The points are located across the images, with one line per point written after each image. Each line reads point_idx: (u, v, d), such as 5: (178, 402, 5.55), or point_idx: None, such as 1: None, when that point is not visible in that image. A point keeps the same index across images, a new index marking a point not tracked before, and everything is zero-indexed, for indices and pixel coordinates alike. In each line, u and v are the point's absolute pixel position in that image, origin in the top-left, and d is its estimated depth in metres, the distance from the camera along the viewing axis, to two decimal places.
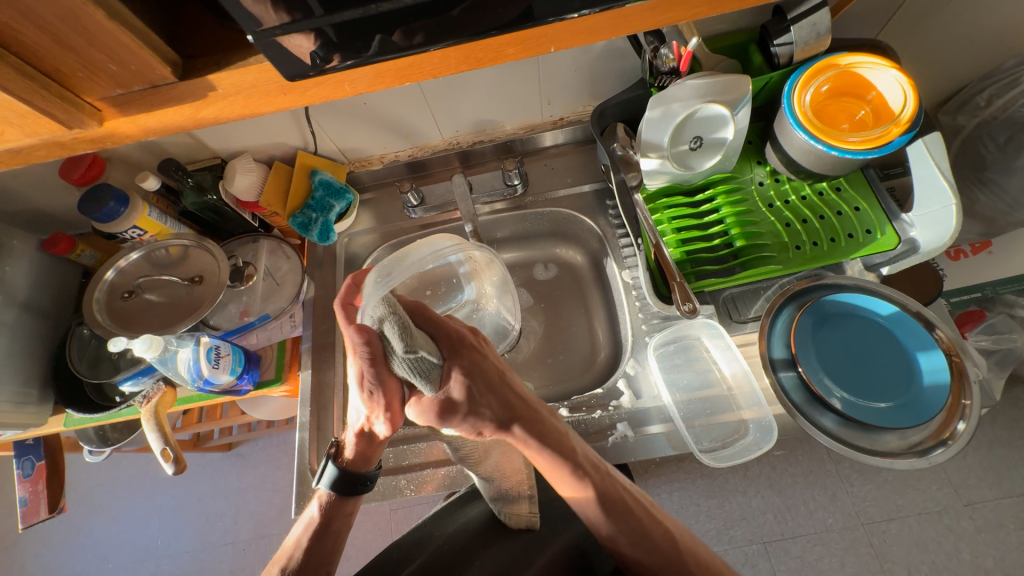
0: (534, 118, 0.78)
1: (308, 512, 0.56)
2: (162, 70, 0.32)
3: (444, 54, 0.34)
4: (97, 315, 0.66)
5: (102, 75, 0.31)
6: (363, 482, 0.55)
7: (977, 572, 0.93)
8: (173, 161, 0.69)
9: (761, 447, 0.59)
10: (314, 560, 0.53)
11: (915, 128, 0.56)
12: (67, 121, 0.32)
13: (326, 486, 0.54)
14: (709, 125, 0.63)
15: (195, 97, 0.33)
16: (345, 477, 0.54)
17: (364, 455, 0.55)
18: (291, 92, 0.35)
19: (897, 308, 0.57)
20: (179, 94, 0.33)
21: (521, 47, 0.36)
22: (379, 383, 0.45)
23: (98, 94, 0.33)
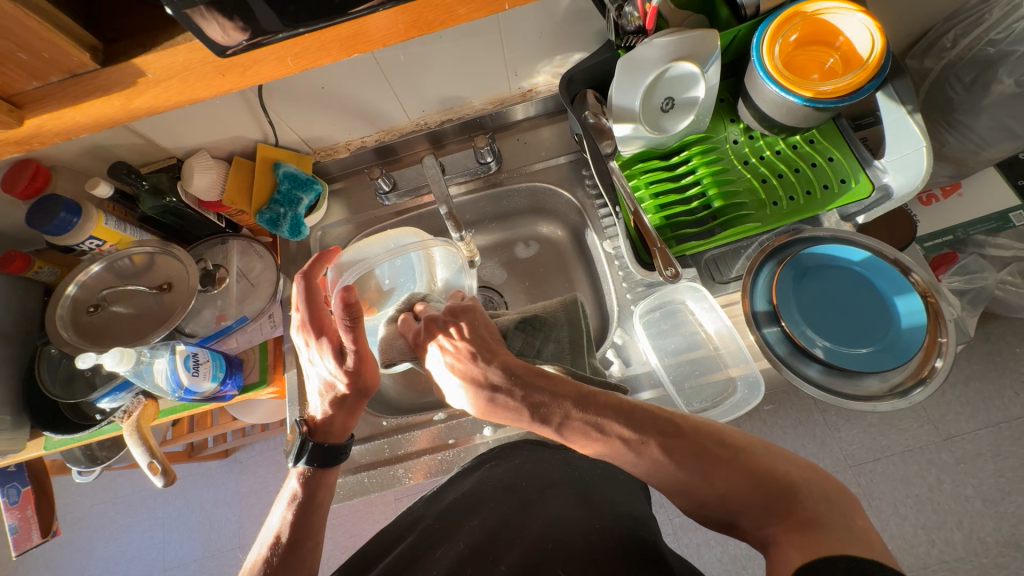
0: (502, 91, 0.76)
1: (289, 487, 0.56)
2: (79, 56, 0.29)
3: (391, 17, 0.32)
4: (63, 333, 0.63)
5: (14, 66, 0.28)
6: (339, 450, 0.58)
7: (958, 500, 0.98)
8: (124, 164, 0.65)
9: (749, 403, 0.60)
10: (301, 535, 0.53)
11: (883, 72, 0.55)
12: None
13: (303, 463, 0.56)
14: (680, 85, 0.62)
15: (122, 86, 0.30)
16: (323, 449, 0.57)
17: (337, 425, 0.59)
18: (230, 73, 0.32)
19: (874, 256, 0.59)
20: (102, 83, 0.30)
21: (474, 6, 0.32)
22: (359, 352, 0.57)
23: (13, 89, 0.30)
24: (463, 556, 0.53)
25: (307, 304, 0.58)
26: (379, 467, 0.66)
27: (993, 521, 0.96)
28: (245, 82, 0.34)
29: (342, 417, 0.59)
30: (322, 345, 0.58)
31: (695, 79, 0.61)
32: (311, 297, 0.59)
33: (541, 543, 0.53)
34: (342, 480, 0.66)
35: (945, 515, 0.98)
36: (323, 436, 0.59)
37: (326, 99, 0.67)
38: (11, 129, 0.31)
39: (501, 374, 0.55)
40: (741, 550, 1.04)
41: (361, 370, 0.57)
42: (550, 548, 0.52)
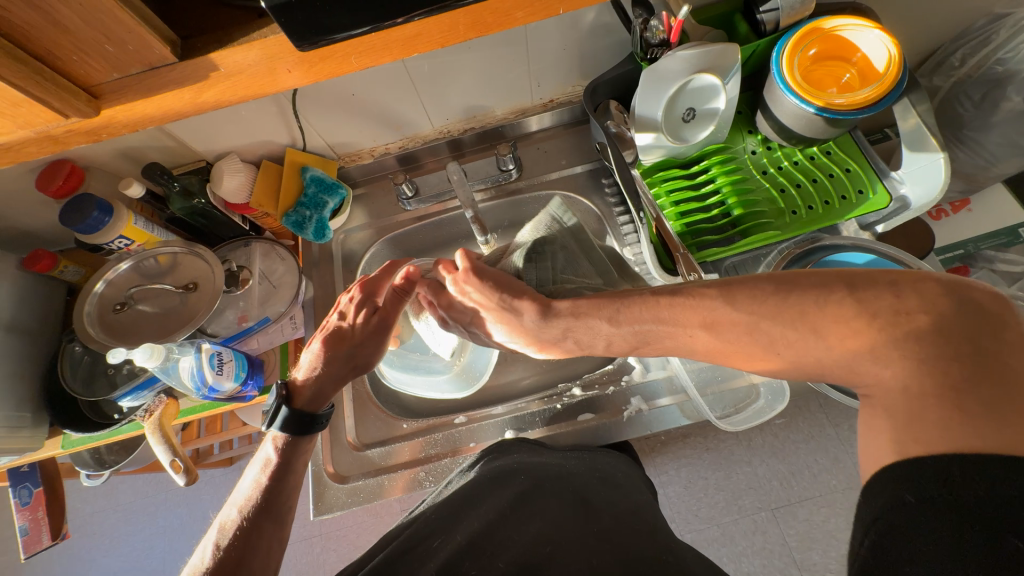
0: (524, 102, 0.78)
1: (263, 455, 0.55)
2: (162, 49, 0.30)
3: (454, 19, 0.33)
4: (90, 330, 0.63)
5: (97, 58, 0.29)
6: (318, 420, 0.56)
7: None
8: (158, 166, 0.67)
9: (773, 410, 0.61)
10: (275, 502, 0.51)
11: (901, 85, 0.57)
12: (62, 110, 0.30)
13: (279, 429, 0.55)
14: (702, 96, 0.63)
15: (195, 80, 0.32)
16: (297, 417, 0.55)
17: (319, 394, 0.59)
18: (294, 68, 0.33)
19: (894, 264, 0.60)
20: (179, 76, 0.31)
21: (530, 10, 0.34)
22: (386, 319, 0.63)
23: (93, 79, 0.31)
24: (460, 550, 0.51)
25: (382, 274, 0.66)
26: (397, 470, 0.65)
27: None
28: (307, 78, 0.34)
29: (328, 384, 0.60)
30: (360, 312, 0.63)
31: (716, 90, 0.63)
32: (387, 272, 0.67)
33: (539, 540, 0.54)
34: (361, 483, 0.65)
35: None
36: (302, 403, 0.58)
37: (355, 105, 0.69)
38: (86, 118, 0.32)
39: (537, 320, 0.58)
40: (755, 567, 1.01)
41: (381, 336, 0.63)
42: (549, 549, 0.53)
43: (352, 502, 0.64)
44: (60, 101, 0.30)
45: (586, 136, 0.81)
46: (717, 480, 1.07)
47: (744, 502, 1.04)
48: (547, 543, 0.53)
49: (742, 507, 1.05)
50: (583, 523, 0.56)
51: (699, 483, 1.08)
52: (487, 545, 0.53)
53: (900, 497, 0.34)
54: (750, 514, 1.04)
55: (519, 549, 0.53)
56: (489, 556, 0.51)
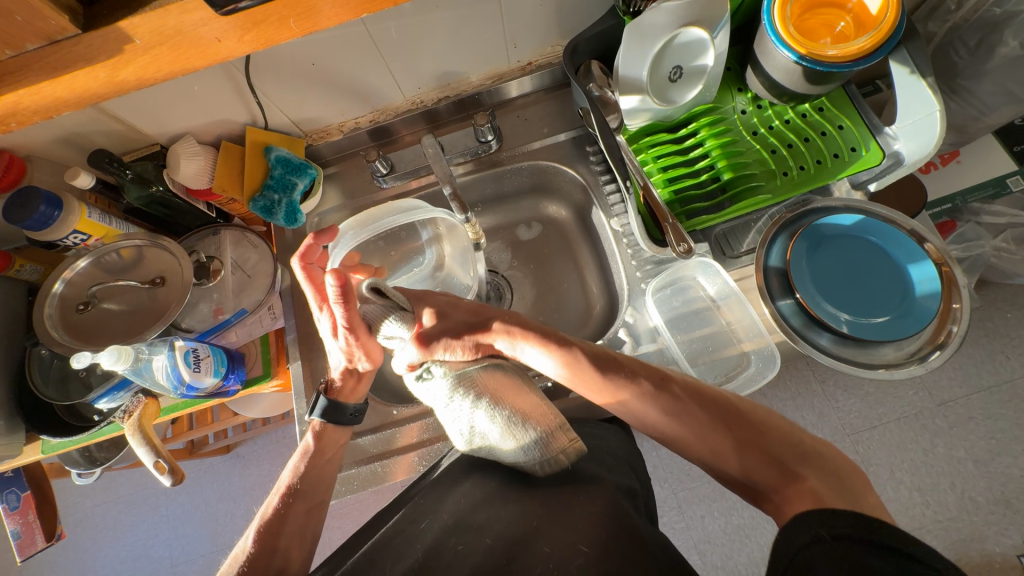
0: (501, 65, 0.73)
1: (302, 442, 0.58)
2: (57, 20, 0.26)
3: None
4: (53, 333, 0.60)
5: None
6: (350, 414, 0.59)
7: (951, 463, 0.99)
8: (105, 151, 0.61)
9: (764, 376, 0.60)
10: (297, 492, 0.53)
11: (898, 33, 0.53)
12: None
13: (318, 416, 0.58)
14: (689, 52, 0.60)
15: (108, 55, 0.28)
16: (335, 407, 0.58)
17: (352, 386, 0.60)
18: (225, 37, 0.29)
19: (890, 226, 0.58)
20: (85, 50, 0.27)
21: None
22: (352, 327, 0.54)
23: None
24: (446, 529, 0.48)
25: (311, 285, 0.55)
26: (390, 457, 0.65)
27: (984, 481, 0.97)
28: (243, 48, 0.30)
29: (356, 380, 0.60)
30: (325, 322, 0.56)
31: (703, 46, 0.59)
32: (313, 281, 0.56)
33: (526, 516, 0.48)
34: (353, 471, 0.64)
35: (939, 477, 0.99)
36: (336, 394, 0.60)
37: (316, 76, 0.64)
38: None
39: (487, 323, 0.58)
40: (744, 520, 1.05)
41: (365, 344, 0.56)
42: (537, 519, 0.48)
43: (347, 491, 0.64)
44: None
45: (569, 100, 0.77)
46: None
47: None
48: (534, 517, 0.48)
49: None
50: (574, 483, 0.52)
51: None
52: (469, 522, 0.49)
53: (817, 533, 0.34)
54: None
55: (503, 523, 0.48)
56: (474, 529, 0.47)
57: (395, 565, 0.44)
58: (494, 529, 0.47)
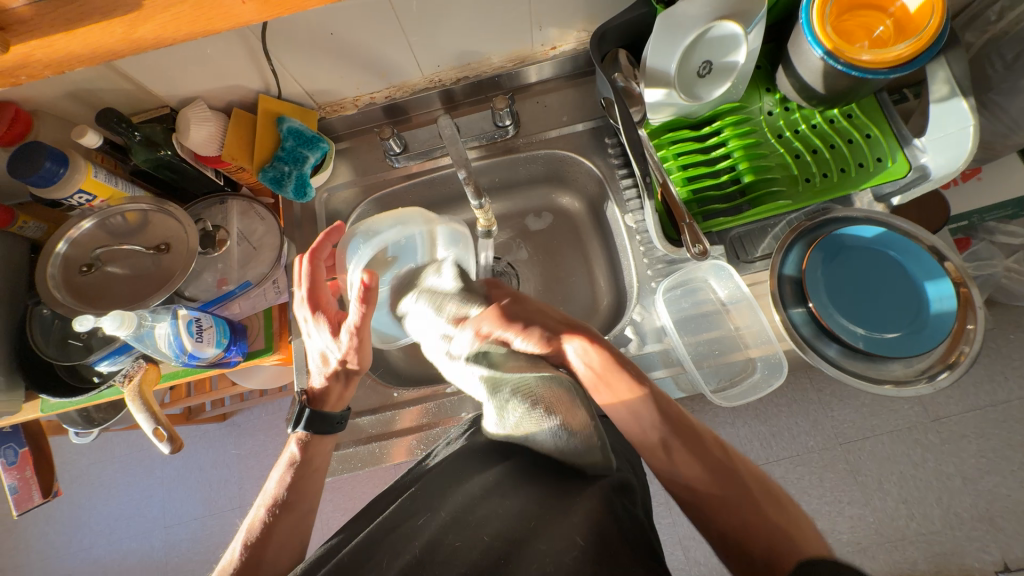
0: (523, 47, 0.70)
1: (288, 451, 0.57)
2: None
3: None
4: (56, 294, 0.59)
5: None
6: (337, 421, 0.59)
7: (939, 478, 0.99)
8: (113, 110, 0.59)
9: (770, 384, 0.61)
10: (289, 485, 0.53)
11: (941, 41, 0.51)
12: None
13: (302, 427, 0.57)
14: (721, 47, 0.57)
15: (127, 8, 0.26)
16: (320, 417, 0.58)
17: (331, 393, 0.61)
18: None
19: (912, 240, 0.57)
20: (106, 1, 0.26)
21: None
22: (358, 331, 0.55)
23: None
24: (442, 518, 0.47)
25: (309, 284, 0.57)
26: (389, 438, 0.65)
27: (970, 498, 0.98)
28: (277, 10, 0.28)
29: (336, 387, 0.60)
30: (319, 320, 0.58)
31: (737, 41, 0.56)
32: (314, 277, 0.58)
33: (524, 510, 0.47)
34: (352, 451, 0.65)
35: (926, 491, 0.99)
36: (317, 402, 0.60)
37: (335, 47, 0.62)
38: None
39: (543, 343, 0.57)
40: None
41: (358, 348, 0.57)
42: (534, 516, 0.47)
43: (345, 469, 0.64)
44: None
45: (590, 88, 0.75)
46: None
47: None
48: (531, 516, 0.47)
49: None
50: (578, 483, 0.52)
51: None
52: (468, 516, 0.47)
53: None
54: None
55: (499, 513, 0.48)
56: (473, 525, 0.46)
57: (392, 558, 0.43)
58: (491, 525, 0.45)
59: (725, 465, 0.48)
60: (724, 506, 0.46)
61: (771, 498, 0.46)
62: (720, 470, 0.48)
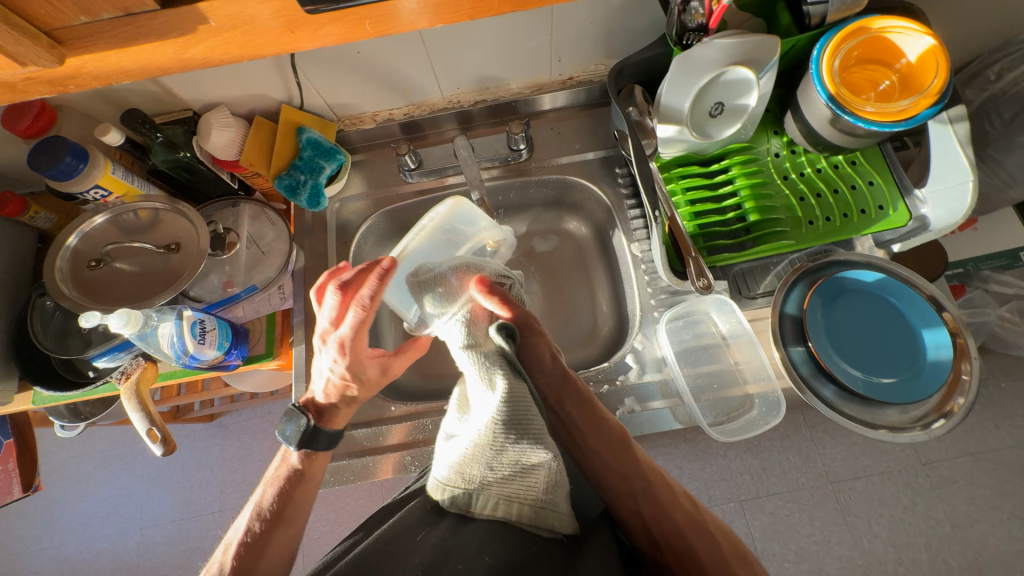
0: (541, 76, 0.73)
1: (274, 468, 0.56)
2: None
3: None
4: (63, 287, 0.59)
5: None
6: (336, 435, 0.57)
7: (928, 523, 0.99)
8: (139, 111, 0.61)
9: (767, 422, 0.61)
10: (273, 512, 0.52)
11: (944, 99, 0.54)
12: (23, 57, 0.28)
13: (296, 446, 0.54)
14: (733, 90, 0.60)
15: (181, 32, 0.29)
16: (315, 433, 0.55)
17: (336, 412, 0.58)
18: (301, 31, 0.31)
19: (911, 289, 0.58)
20: (162, 27, 0.29)
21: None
22: (353, 343, 0.53)
23: (60, 22, 0.28)
24: None
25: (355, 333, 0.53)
26: (384, 452, 0.65)
27: (958, 546, 0.97)
28: (315, 41, 0.32)
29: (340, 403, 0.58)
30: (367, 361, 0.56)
31: (748, 85, 0.59)
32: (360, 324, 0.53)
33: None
34: (346, 463, 0.64)
35: (915, 536, 0.99)
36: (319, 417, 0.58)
37: (360, 65, 0.64)
38: (52, 67, 0.30)
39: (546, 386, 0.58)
40: None
41: (359, 365, 0.54)
42: None
43: (337, 482, 0.63)
44: (20, 47, 0.28)
45: (604, 119, 0.77)
46: (691, 470, 1.07)
47: (715, 493, 1.05)
48: None
49: (712, 497, 1.06)
50: None
51: (674, 471, 1.08)
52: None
53: None
54: (719, 504, 1.06)
55: None
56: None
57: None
58: (493, 547, 0.42)
59: (668, 509, 0.51)
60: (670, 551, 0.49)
61: (700, 534, 0.50)
62: (662, 516, 0.50)
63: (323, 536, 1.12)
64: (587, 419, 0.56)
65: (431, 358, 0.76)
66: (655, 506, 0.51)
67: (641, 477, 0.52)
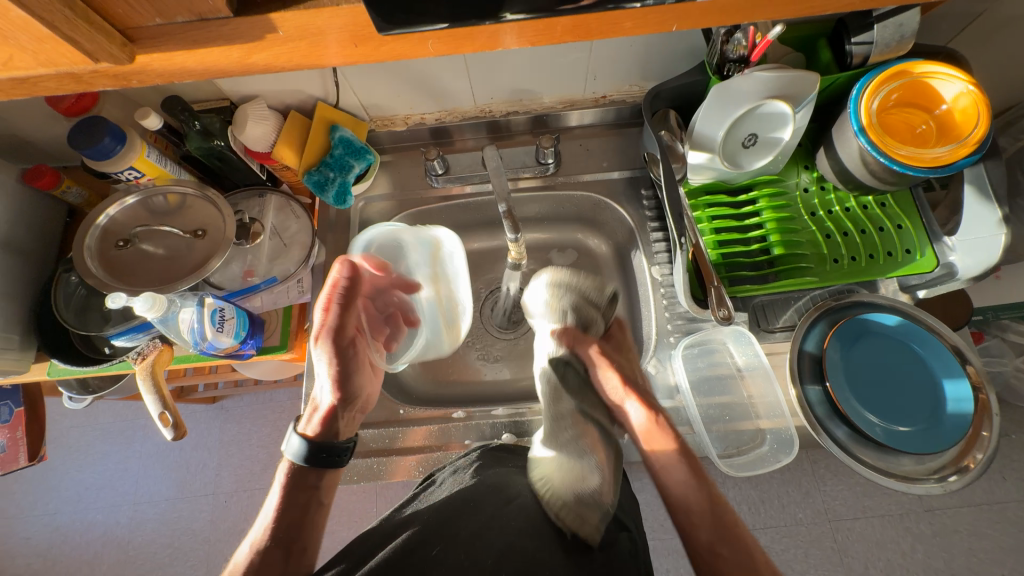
0: (575, 93, 0.73)
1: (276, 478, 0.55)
2: (215, 3, 0.30)
3: (521, 26, 0.33)
4: (90, 265, 0.60)
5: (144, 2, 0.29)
6: (337, 452, 0.56)
7: (927, 571, 0.97)
8: (179, 99, 0.62)
9: (778, 459, 0.60)
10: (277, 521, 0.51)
11: (983, 149, 0.53)
12: (95, 53, 0.30)
13: (295, 458, 0.55)
14: (768, 123, 0.60)
15: (250, 38, 0.31)
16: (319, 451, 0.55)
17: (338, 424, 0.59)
18: (365, 44, 0.33)
19: (936, 337, 0.57)
20: (231, 32, 0.31)
21: (579, 32, 0.34)
22: (342, 348, 0.60)
23: (133, 20, 0.31)
24: None
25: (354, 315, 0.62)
26: (390, 455, 0.65)
27: None
28: (376, 55, 0.34)
29: (342, 416, 0.59)
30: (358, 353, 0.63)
31: (784, 119, 0.59)
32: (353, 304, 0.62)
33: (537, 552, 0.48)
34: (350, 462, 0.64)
35: None
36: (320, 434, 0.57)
37: (399, 69, 0.65)
38: (122, 62, 0.32)
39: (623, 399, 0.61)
40: None
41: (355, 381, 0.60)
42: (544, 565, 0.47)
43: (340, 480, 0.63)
44: (92, 44, 0.30)
45: (633, 139, 0.77)
46: None
47: None
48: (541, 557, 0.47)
49: None
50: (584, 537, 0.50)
51: None
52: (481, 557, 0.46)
53: None
54: None
55: None
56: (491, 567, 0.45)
57: None
58: None
59: (698, 479, 0.54)
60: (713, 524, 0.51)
61: (723, 521, 0.51)
62: (696, 490, 0.53)
63: None
64: (663, 432, 0.57)
65: (442, 363, 0.76)
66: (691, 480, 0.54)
67: (679, 446, 0.56)
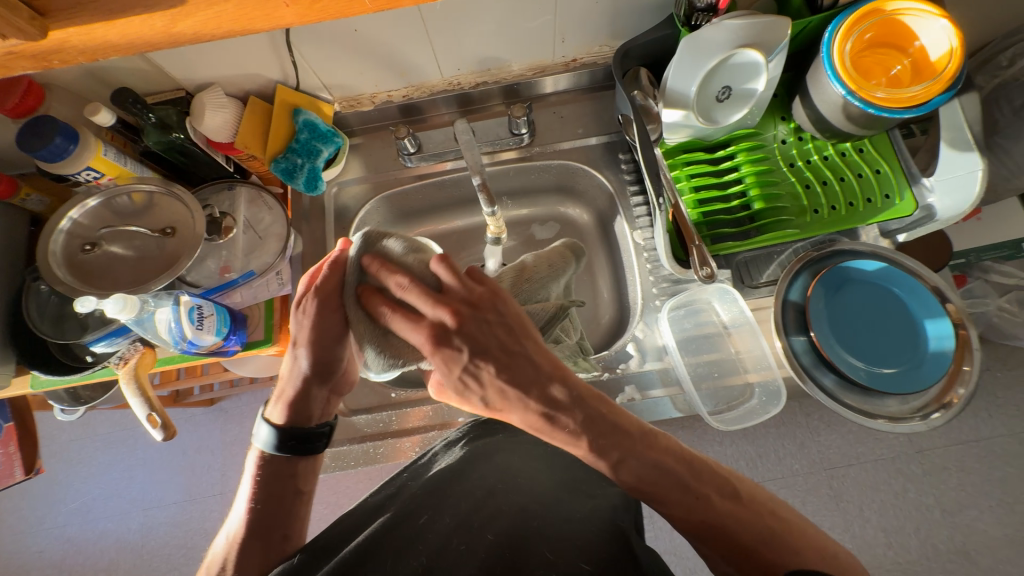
0: (544, 57, 0.71)
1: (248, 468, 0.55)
2: None
3: None
4: (57, 272, 0.58)
5: None
6: (311, 439, 0.55)
7: (919, 508, 1.00)
8: (129, 91, 0.58)
9: (767, 411, 0.61)
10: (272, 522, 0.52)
11: (957, 85, 0.52)
12: (3, 29, 0.29)
13: (265, 446, 0.54)
14: (741, 74, 0.58)
15: (172, 4, 0.30)
16: (289, 440, 0.54)
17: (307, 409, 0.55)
18: (298, 4, 0.31)
19: (916, 279, 0.58)
20: (151, 0, 0.30)
21: None
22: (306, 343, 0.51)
23: None
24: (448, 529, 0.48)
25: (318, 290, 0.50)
26: (385, 439, 0.65)
27: (947, 530, 0.99)
28: (309, 15, 0.32)
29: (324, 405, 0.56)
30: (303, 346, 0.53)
31: (757, 69, 0.57)
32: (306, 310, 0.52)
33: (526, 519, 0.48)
34: (347, 448, 0.64)
35: (905, 521, 1.00)
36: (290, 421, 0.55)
37: (358, 44, 0.62)
38: (35, 38, 0.30)
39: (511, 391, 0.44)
40: None
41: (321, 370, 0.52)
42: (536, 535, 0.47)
43: (339, 466, 0.63)
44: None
45: (607, 102, 0.75)
46: None
47: None
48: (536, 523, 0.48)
49: None
50: (580, 503, 0.51)
51: None
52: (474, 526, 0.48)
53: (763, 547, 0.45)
54: None
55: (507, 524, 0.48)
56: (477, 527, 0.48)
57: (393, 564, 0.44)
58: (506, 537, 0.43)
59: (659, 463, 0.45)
60: (661, 483, 0.45)
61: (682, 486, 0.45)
62: (655, 474, 0.45)
63: (323, 519, 1.13)
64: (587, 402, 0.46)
65: None
66: (647, 463, 0.45)
67: (635, 437, 0.45)
